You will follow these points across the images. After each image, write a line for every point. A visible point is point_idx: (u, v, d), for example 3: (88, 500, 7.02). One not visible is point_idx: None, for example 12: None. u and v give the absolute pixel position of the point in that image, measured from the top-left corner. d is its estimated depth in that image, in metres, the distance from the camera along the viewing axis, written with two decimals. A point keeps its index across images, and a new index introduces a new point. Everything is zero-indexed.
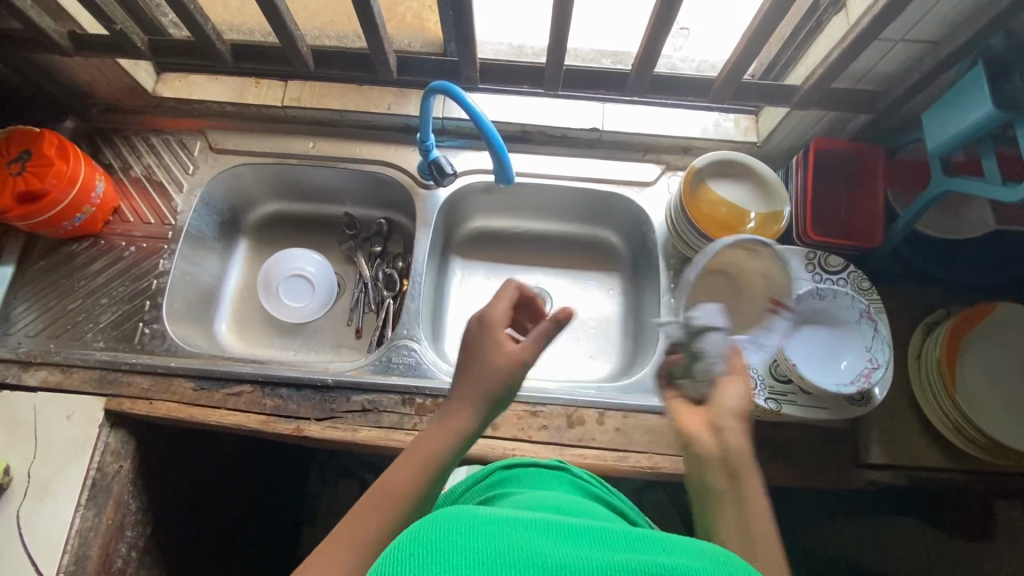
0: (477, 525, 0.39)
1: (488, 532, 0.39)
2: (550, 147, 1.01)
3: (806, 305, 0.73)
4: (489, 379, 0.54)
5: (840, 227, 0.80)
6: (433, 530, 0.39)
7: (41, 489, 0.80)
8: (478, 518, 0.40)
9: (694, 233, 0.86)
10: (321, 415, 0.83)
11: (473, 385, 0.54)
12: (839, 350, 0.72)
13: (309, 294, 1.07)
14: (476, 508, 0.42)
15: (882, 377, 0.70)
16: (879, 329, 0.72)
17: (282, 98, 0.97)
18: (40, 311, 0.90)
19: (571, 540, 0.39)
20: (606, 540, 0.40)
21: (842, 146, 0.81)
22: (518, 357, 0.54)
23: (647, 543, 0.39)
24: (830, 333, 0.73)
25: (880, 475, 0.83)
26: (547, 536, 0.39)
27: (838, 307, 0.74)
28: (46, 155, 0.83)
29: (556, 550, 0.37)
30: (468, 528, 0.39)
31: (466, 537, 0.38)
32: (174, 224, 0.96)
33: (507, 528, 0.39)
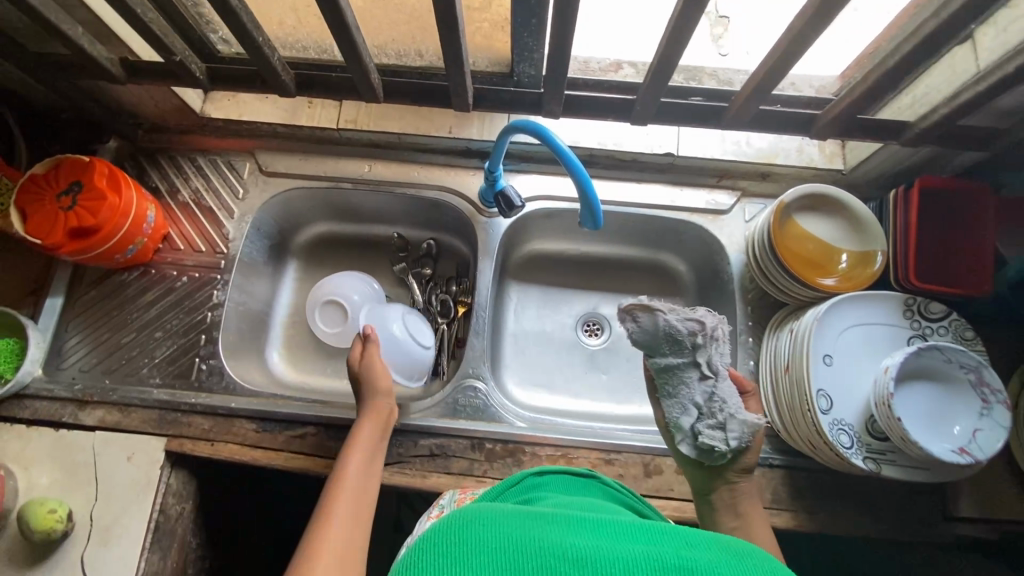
0: (491, 526, 0.48)
1: (501, 534, 0.47)
2: (619, 171, 0.94)
3: (955, 353, 0.67)
4: (365, 437, 0.74)
5: (944, 275, 0.75)
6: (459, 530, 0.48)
7: (104, 533, 0.78)
8: (488, 518, 0.49)
9: (781, 272, 0.80)
10: (389, 459, 0.80)
11: (353, 452, 0.71)
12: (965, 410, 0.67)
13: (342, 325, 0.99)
14: (491, 510, 0.50)
15: (956, 460, 0.64)
16: (992, 406, 0.66)
17: (338, 120, 0.93)
18: (94, 344, 0.88)
19: (571, 535, 0.48)
20: (605, 534, 0.49)
21: (952, 184, 0.74)
22: (381, 402, 0.78)
23: (636, 537, 0.49)
24: (950, 391, 0.68)
25: (970, 529, 0.79)
26: (555, 533, 0.48)
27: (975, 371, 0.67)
28: (97, 188, 0.79)
29: (575, 542, 0.46)
30: (482, 529, 0.47)
31: (480, 533, 0.47)
32: (227, 253, 0.93)
33: (511, 554, 0.44)
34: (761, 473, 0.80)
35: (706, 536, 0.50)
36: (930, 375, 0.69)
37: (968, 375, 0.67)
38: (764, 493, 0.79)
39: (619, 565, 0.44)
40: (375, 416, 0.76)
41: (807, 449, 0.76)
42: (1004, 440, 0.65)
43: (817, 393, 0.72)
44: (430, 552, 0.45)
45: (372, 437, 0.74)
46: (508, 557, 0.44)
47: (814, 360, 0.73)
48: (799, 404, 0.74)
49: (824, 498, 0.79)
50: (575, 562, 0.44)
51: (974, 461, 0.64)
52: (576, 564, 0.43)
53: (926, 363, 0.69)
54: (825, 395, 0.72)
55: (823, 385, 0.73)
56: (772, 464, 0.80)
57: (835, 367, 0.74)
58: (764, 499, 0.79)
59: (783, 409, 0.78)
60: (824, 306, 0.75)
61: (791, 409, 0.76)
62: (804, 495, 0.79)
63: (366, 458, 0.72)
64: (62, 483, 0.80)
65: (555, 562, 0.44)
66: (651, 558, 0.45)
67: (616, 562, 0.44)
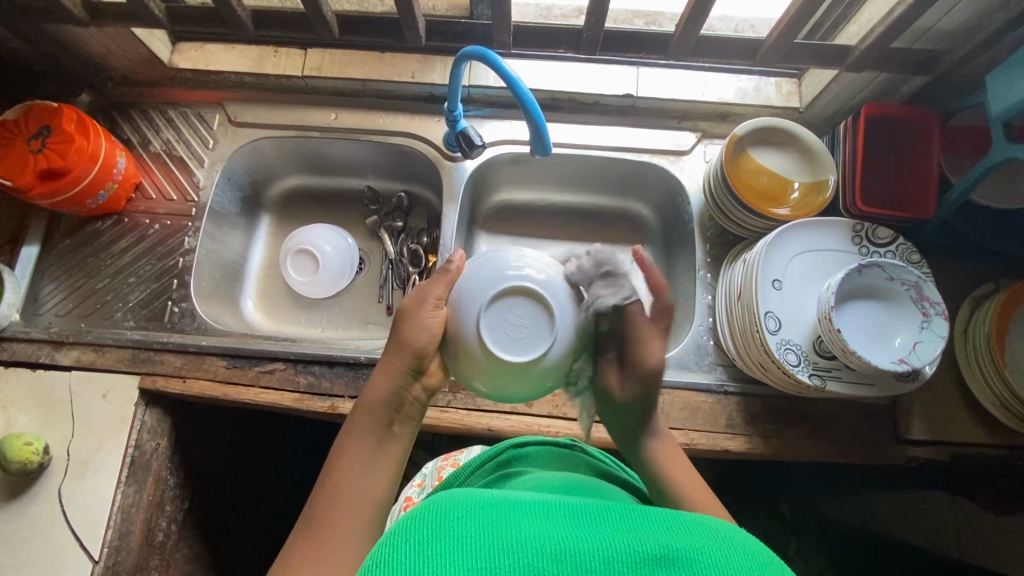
0: (467, 513, 0.41)
1: (479, 523, 0.41)
2: (581, 115, 0.96)
3: (897, 269, 0.68)
4: (367, 418, 0.57)
5: (888, 199, 0.78)
6: (424, 525, 0.41)
7: (81, 466, 0.81)
8: (463, 507, 0.43)
9: (734, 203, 0.82)
10: (355, 392, 0.82)
11: (352, 434, 0.57)
12: (907, 325, 0.69)
13: (313, 270, 1.04)
14: (466, 497, 0.44)
15: (894, 368, 0.65)
16: (933, 320, 0.67)
17: (303, 67, 0.94)
18: (69, 290, 0.90)
19: (551, 525, 0.41)
20: (589, 522, 0.42)
21: (894, 111, 0.77)
22: (382, 379, 0.59)
23: (620, 524, 0.42)
24: (891, 308, 0.70)
25: (921, 451, 0.81)
26: (532, 524, 0.41)
27: (916, 287, 0.69)
28: (66, 132, 0.81)
29: (551, 533, 0.40)
30: (458, 521, 0.41)
31: (454, 526, 0.40)
32: (198, 201, 0.95)
33: (484, 553, 0.38)
34: (716, 400, 0.82)
35: (694, 517, 0.43)
36: (871, 293, 0.71)
37: (908, 290, 0.69)
38: (719, 419, 0.82)
39: (600, 563, 0.38)
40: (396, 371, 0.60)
41: (758, 372, 0.78)
42: (942, 349, 0.66)
43: (765, 314, 0.74)
44: (396, 545, 0.39)
45: (368, 423, 0.57)
46: (481, 555, 0.38)
47: (763, 284, 0.75)
48: (749, 328, 0.76)
49: (777, 422, 0.81)
50: (553, 559, 0.38)
51: (912, 370, 0.66)
52: (556, 561, 0.38)
53: (869, 282, 0.71)
54: (773, 317, 0.74)
55: (771, 308, 0.75)
56: (727, 391, 0.82)
57: (784, 291, 0.76)
58: (719, 424, 0.81)
59: (736, 335, 0.80)
60: (773, 233, 0.77)
61: (742, 334, 0.78)
62: (758, 420, 0.81)
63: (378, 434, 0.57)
64: (39, 420, 0.82)
65: (534, 558, 0.38)
66: (633, 548, 0.39)
67: (597, 556, 0.38)
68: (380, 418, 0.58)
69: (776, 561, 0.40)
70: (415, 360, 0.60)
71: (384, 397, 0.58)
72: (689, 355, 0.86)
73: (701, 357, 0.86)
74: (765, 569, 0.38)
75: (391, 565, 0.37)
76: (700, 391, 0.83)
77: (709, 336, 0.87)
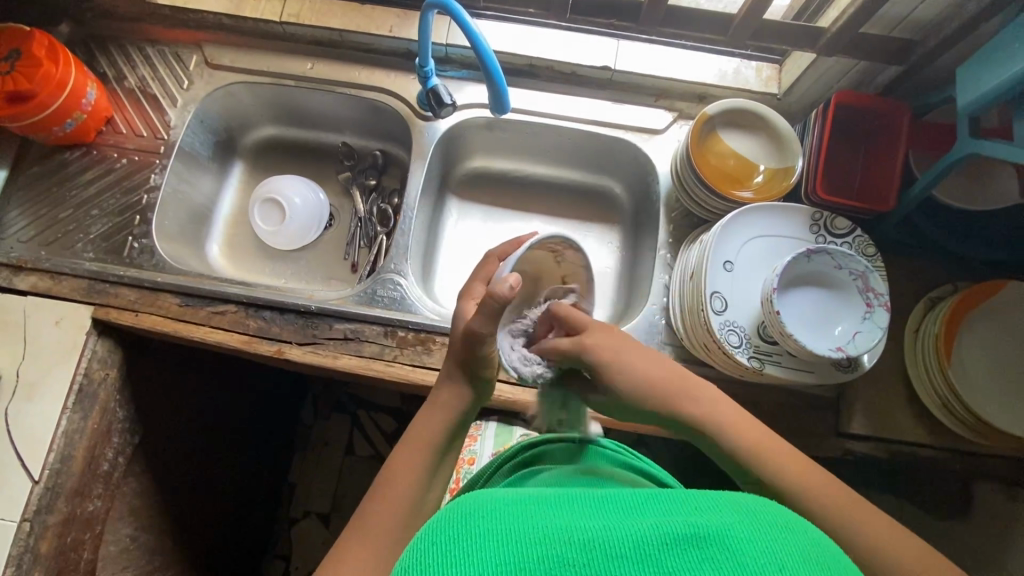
0: (490, 512, 0.38)
1: (500, 518, 0.37)
2: (558, 85, 0.95)
3: (846, 258, 0.68)
4: (431, 437, 0.59)
5: (850, 190, 0.77)
6: (450, 526, 0.37)
7: (28, 390, 0.82)
8: (487, 506, 0.39)
9: (697, 184, 0.81)
10: (303, 340, 0.83)
11: (419, 430, 0.60)
12: (848, 313, 0.69)
13: (279, 220, 1.03)
14: (488, 497, 0.41)
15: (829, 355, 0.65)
16: (875, 310, 0.67)
17: (281, 13, 0.93)
18: (32, 217, 0.91)
19: (577, 516, 0.38)
20: (617, 510, 0.39)
21: (866, 100, 0.75)
22: (445, 392, 0.62)
23: (657, 509, 0.39)
24: (837, 297, 0.70)
25: (859, 445, 0.81)
26: (557, 515, 0.38)
27: (859, 275, 0.68)
28: (34, 56, 0.82)
29: (578, 522, 0.37)
30: (478, 519, 0.37)
31: (475, 524, 0.37)
32: (167, 139, 0.94)
33: (510, 547, 0.35)
34: None
35: (723, 493, 0.40)
36: (816, 280, 0.71)
37: (856, 279, 0.68)
38: None
39: (633, 550, 0.34)
40: (455, 388, 0.62)
41: (702, 352, 0.77)
42: (878, 341, 0.66)
43: (711, 294, 0.73)
44: (417, 554, 0.36)
45: (434, 439, 0.59)
46: (507, 552, 0.35)
47: (713, 264, 0.75)
48: (695, 307, 0.75)
49: None
50: (583, 548, 0.35)
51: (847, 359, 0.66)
52: (584, 550, 0.34)
53: (816, 267, 0.70)
54: (719, 297, 0.74)
55: (718, 288, 0.74)
56: None
57: (734, 273, 0.75)
58: None
59: (685, 316, 0.79)
60: (730, 214, 0.76)
61: (690, 313, 0.78)
62: None
63: (429, 448, 0.59)
64: None
65: (560, 549, 0.35)
66: (666, 529, 0.35)
67: (628, 541, 0.35)
68: (447, 435, 0.60)
69: (811, 531, 0.38)
70: (481, 384, 0.63)
71: (445, 416, 0.60)
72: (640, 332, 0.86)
73: (652, 336, 0.85)
74: (804, 544, 0.36)
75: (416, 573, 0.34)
76: None
77: (662, 316, 0.86)
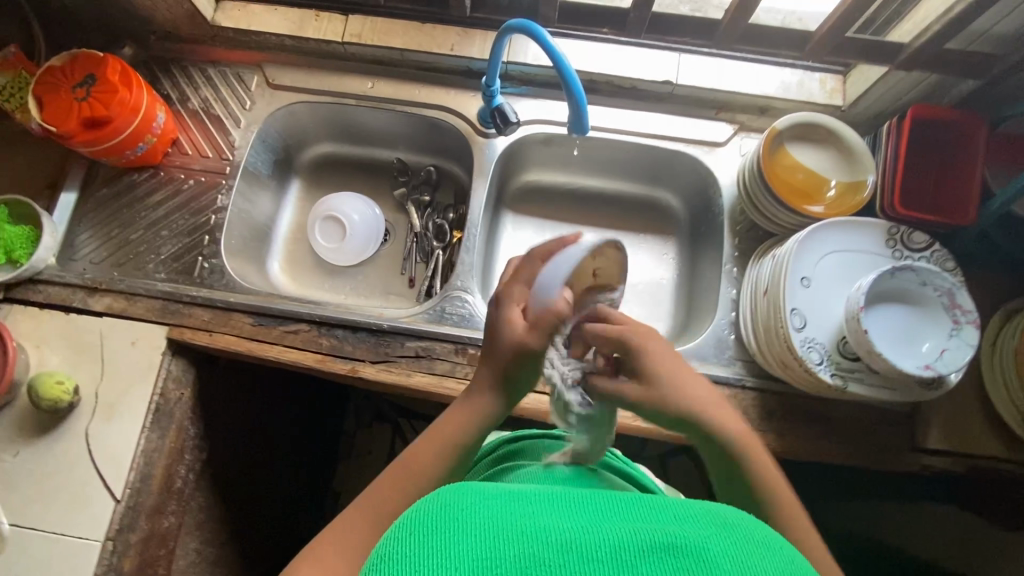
0: (473, 507, 0.39)
1: (481, 514, 0.39)
2: (618, 100, 0.95)
3: (932, 275, 0.67)
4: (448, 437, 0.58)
5: (926, 203, 0.77)
6: (429, 517, 0.38)
7: (108, 410, 0.83)
8: (470, 499, 0.40)
9: (768, 198, 0.80)
10: (375, 358, 0.83)
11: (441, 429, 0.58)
12: (932, 330, 0.69)
13: (341, 237, 1.05)
14: (471, 489, 0.42)
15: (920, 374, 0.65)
16: (962, 327, 0.67)
17: (343, 33, 0.94)
18: (104, 239, 0.92)
19: (555, 514, 0.39)
20: (595, 511, 0.40)
21: (943, 114, 0.75)
22: (482, 397, 0.59)
23: (635, 514, 0.40)
24: (921, 314, 0.70)
25: (936, 460, 0.80)
26: (538, 514, 0.39)
27: (942, 292, 0.68)
28: (109, 81, 0.83)
29: (557, 523, 0.38)
30: (459, 513, 0.38)
31: (458, 519, 0.38)
32: (232, 159, 0.96)
33: (491, 544, 0.36)
34: (734, 394, 0.82)
35: (700, 506, 0.41)
36: (896, 297, 0.71)
37: (940, 296, 0.68)
38: (735, 412, 0.81)
39: (610, 556, 0.35)
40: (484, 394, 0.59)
41: (778, 369, 0.77)
42: (969, 358, 0.66)
43: (790, 311, 0.73)
44: (396, 541, 0.37)
45: (453, 439, 0.58)
46: (485, 547, 0.36)
47: (791, 281, 0.75)
48: (773, 323, 0.75)
49: (792, 421, 0.81)
50: (559, 550, 0.35)
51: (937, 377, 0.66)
52: (561, 552, 0.35)
53: (898, 285, 0.70)
54: (798, 314, 0.74)
55: (797, 305, 0.74)
56: (745, 385, 0.82)
57: (812, 289, 0.75)
58: None
59: (758, 331, 0.79)
60: (807, 230, 0.76)
61: (765, 329, 0.77)
62: (774, 417, 0.81)
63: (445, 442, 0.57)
64: (71, 360, 0.85)
65: (538, 549, 0.36)
66: (643, 537, 0.36)
67: (605, 545, 0.36)
68: (469, 441, 0.58)
69: (785, 548, 0.38)
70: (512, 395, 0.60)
71: (476, 418, 0.59)
72: (709, 347, 0.86)
73: (721, 350, 0.85)
74: (778, 560, 0.36)
75: (396, 558, 0.35)
76: (718, 384, 0.83)
77: (731, 330, 0.86)
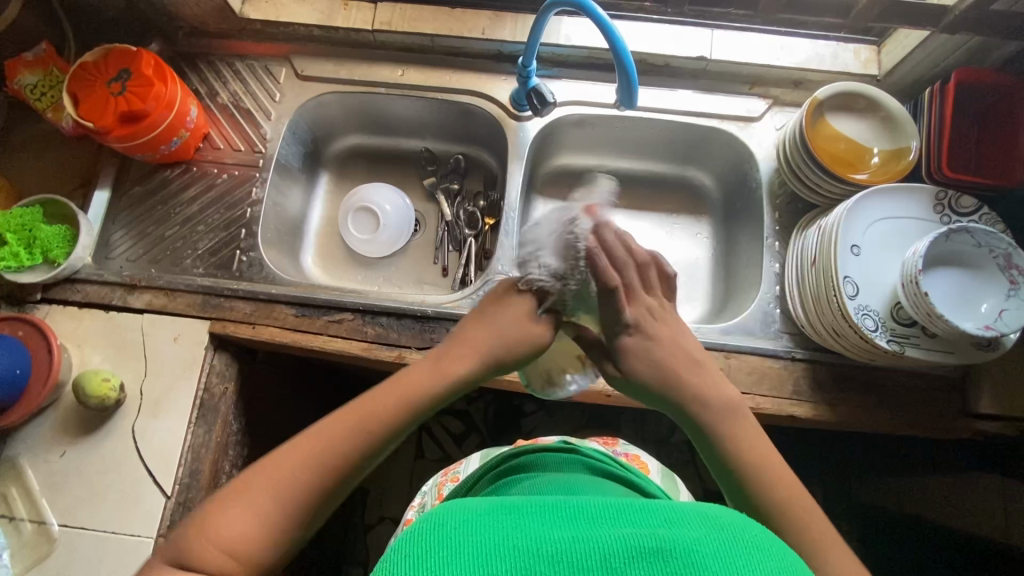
0: (464, 524, 0.39)
1: (473, 530, 0.38)
2: (652, 78, 0.94)
3: (989, 237, 0.67)
4: (370, 414, 0.54)
5: (973, 166, 0.76)
6: (422, 536, 0.38)
7: (154, 406, 0.82)
8: (459, 517, 0.40)
9: (813, 168, 0.80)
10: (421, 344, 0.83)
11: (365, 404, 0.55)
12: (989, 291, 0.69)
13: (372, 228, 1.04)
14: (460, 507, 0.41)
15: (981, 334, 0.65)
16: (1021, 287, 0.67)
17: (373, 22, 0.94)
18: (139, 236, 0.92)
19: (547, 524, 0.39)
20: (584, 520, 0.40)
21: (986, 78, 0.76)
22: (443, 362, 0.57)
23: (624, 522, 0.40)
24: (977, 276, 0.69)
25: (990, 425, 0.80)
26: (529, 526, 0.39)
27: (998, 254, 0.68)
28: (144, 76, 0.83)
29: (550, 532, 0.38)
30: (452, 528, 0.38)
31: (451, 536, 0.37)
32: (265, 152, 0.95)
33: (480, 563, 0.35)
34: (783, 366, 0.82)
35: (691, 508, 0.41)
36: (951, 261, 0.70)
37: (996, 258, 0.68)
38: (786, 385, 0.81)
39: (603, 564, 0.35)
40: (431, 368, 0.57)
41: (829, 339, 0.77)
42: None
43: (844, 280, 0.73)
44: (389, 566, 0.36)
45: (371, 422, 0.54)
46: (479, 564, 0.35)
47: (842, 249, 0.74)
48: (824, 293, 0.75)
49: (843, 391, 0.80)
50: (552, 561, 0.36)
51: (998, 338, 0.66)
52: (553, 563, 0.35)
53: (952, 249, 0.70)
54: (851, 282, 0.73)
55: (850, 273, 0.74)
56: (795, 357, 0.82)
57: (863, 258, 0.75)
58: (785, 390, 0.80)
59: (807, 302, 0.79)
60: (855, 197, 0.75)
61: (815, 299, 0.77)
62: (825, 388, 0.81)
63: (362, 423, 0.53)
64: (114, 358, 0.84)
65: (531, 561, 0.36)
66: (633, 544, 0.36)
67: (596, 551, 0.36)
68: (420, 407, 0.56)
69: (779, 547, 0.38)
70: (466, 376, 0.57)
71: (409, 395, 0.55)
72: (755, 322, 0.85)
73: (768, 324, 0.85)
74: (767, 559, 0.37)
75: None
76: (767, 357, 0.82)
77: (777, 304, 0.86)
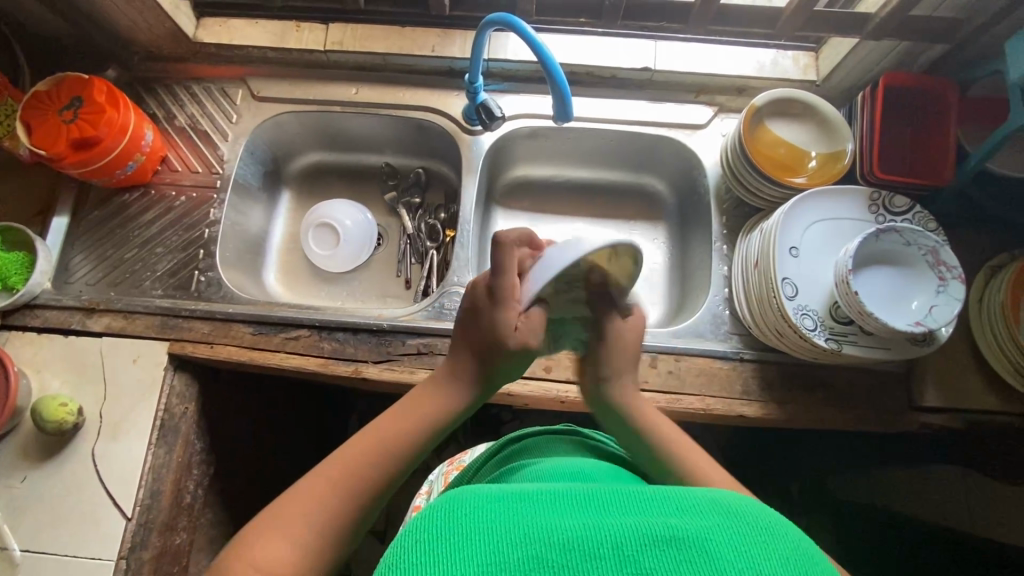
0: (476, 510, 0.35)
1: (482, 518, 0.34)
2: (600, 89, 0.97)
3: (914, 234, 0.69)
4: (382, 443, 0.55)
5: (903, 165, 0.79)
6: (434, 526, 0.34)
7: (114, 428, 0.83)
8: (473, 501, 0.36)
9: (753, 173, 0.82)
10: (378, 358, 0.84)
11: (376, 433, 0.55)
12: (920, 287, 0.71)
13: (333, 243, 1.06)
14: (472, 490, 0.37)
15: (911, 329, 0.66)
16: (948, 282, 0.69)
17: (324, 42, 0.96)
18: (98, 260, 0.92)
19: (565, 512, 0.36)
20: (599, 505, 0.36)
21: (912, 80, 0.78)
22: (445, 392, 0.59)
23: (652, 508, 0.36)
24: (908, 273, 0.71)
25: (933, 418, 0.81)
26: (547, 514, 0.35)
27: (929, 249, 0.70)
28: (96, 102, 0.84)
29: (571, 520, 0.35)
30: (461, 518, 0.34)
31: (463, 525, 0.34)
32: (222, 172, 0.97)
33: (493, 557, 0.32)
34: (732, 366, 0.83)
35: (704, 492, 0.37)
36: (881, 258, 0.73)
37: (924, 254, 0.70)
38: (735, 385, 0.83)
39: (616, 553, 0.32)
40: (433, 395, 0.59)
41: (773, 338, 0.79)
42: (958, 311, 0.67)
43: (782, 281, 0.75)
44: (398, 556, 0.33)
45: (386, 449, 0.55)
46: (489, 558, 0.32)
47: (781, 251, 0.76)
48: (765, 294, 0.77)
49: (791, 390, 0.82)
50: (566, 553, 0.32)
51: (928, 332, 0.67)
52: (566, 552, 0.32)
53: (881, 247, 0.72)
54: (790, 283, 0.75)
55: (788, 274, 0.76)
56: (743, 358, 0.84)
57: (801, 259, 0.77)
58: (734, 390, 0.82)
59: (752, 303, 0.81)
60: (791, 201, 0.78)
61: (759, 301, 0.79)
62: (773, 386, 0.82)
63: (379, 451, 0.54)
64: (73, 382, 0.85)
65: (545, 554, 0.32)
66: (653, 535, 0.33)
67: (606, 539, 0.33)
68: (424, 439, 0.57)
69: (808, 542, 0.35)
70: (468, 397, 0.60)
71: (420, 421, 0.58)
72: (705, 324, 0.87)
73: (717, 326, 0.87)
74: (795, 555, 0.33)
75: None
76: (716, 358, 0.84)
77: (725, 306, 0.88)
